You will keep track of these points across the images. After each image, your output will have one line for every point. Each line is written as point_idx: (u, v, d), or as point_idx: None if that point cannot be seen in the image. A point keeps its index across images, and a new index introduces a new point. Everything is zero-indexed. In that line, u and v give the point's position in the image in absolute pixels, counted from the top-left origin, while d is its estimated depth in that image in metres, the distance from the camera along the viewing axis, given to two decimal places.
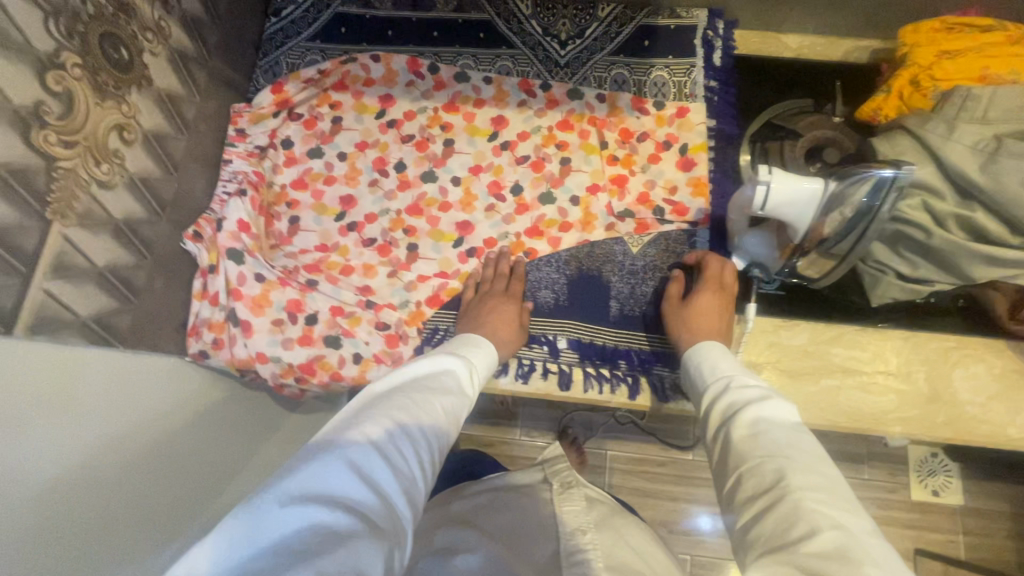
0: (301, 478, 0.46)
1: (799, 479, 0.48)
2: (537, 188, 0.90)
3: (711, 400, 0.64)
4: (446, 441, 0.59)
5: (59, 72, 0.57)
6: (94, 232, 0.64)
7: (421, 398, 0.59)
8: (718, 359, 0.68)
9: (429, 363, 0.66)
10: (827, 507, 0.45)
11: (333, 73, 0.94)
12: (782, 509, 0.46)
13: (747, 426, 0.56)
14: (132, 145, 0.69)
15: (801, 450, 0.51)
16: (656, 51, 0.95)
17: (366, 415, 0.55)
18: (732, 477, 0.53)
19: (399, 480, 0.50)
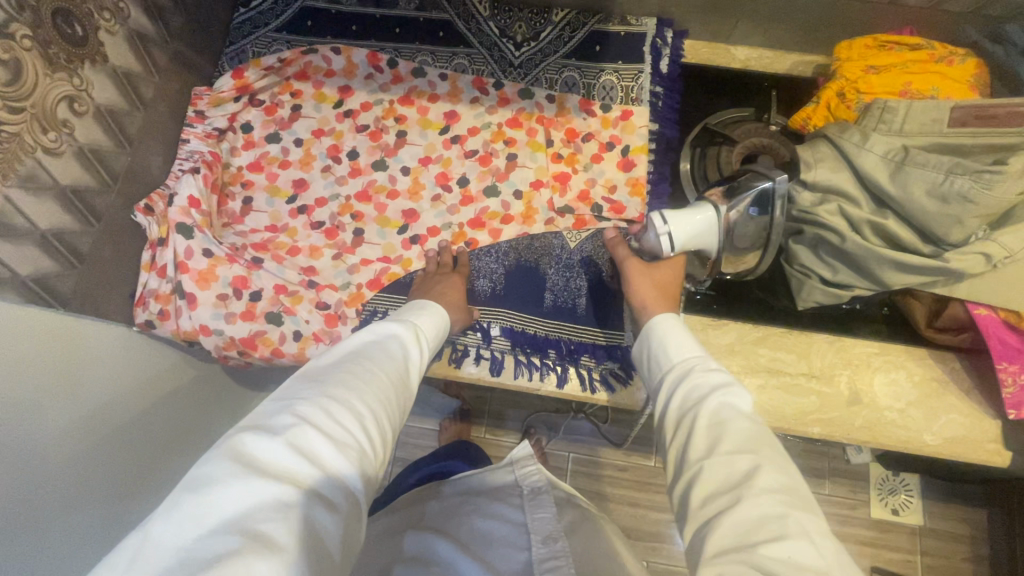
0: (244, 456, 0.44)
1: (765, 478, 0.46)
2: (483, 181, 0.93)
3: (672, 385, 0.61)
4: (400, 404, 0.59)
5: (7, 42, 0.61)
6: (38, 196, 0.68)
7: (369, 367, 0.58)
8: (678, 342, 0.65)
9: (378, 332, 0.65)
10: (790, 507, 0.44)
11: (295, 62, 0.98)
12: (743, 509, 0.45)
13: (709, 418, 0.53)
14: (83, 117, 0.72)
15: (765, 447, 0.50)
16: (606, 56, 0.98)
17: (311, 388, 0.53)
18: (692, 467, 0.51)
19: (350, 451, 0.49)
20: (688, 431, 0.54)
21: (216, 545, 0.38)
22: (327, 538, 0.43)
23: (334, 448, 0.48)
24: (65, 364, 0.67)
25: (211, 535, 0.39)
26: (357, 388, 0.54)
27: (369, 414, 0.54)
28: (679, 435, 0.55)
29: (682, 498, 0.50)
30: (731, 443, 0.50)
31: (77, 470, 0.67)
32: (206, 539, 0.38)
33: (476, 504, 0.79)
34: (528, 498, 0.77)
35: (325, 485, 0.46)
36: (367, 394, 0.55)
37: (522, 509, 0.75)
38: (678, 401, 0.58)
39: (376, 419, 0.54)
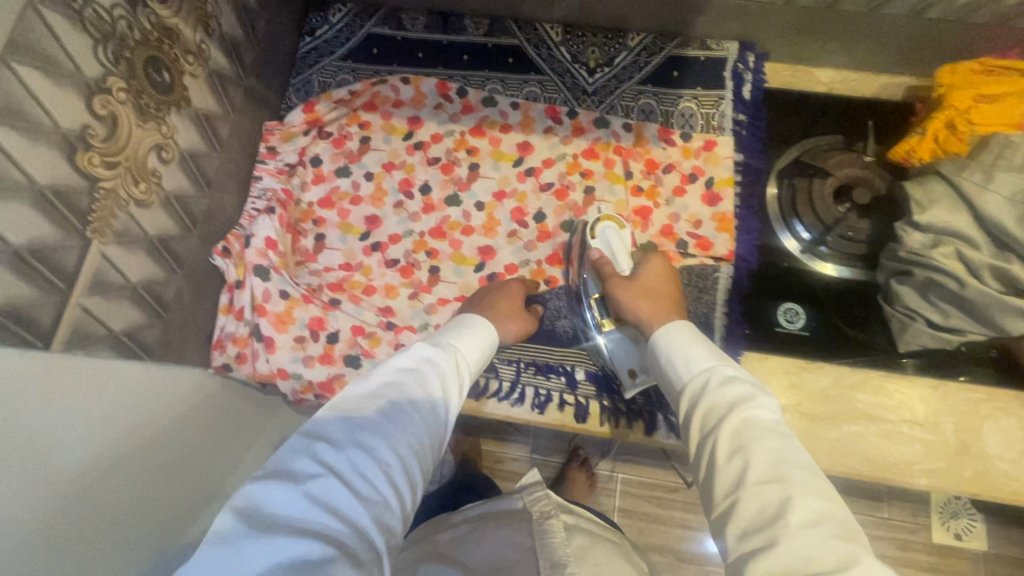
0: (269, 505, 0.43)
1: (798, 512, 0.44)
2: (560, 215, 0.90)
3: (687, 401, 0.58)
4: (433, 442, 0.54)
5: (104, 97, 0.59)
6: (129, 248, 0.66)
7: (400, 404, 0.53)
8: (690, 347, 0.62)
9: (416, 355, 0.59)
10: (815, 534, 0.43)
11: (364, 94, 0.96)
12: (780, 548, 0.43)
13: (728, 447, 0.51)
14: (169, 165, 0.71)
15: (794, 470, 0.48)
16: (684, 82, 0.94)
17: (337, 425, 0.49)
18: (722, 492, 0.49)
19: (373, 507, 0.45)
20: (709, 461, 0.52)
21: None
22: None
23: (355, 505, 0.44)
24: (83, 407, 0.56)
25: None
26: (387, 429, 0.50)
27: (399, 457, 0.49)
28: (709, 455, 0.52)
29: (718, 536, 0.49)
30: (756, 473, 0.48)
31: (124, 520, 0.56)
32: None
33: (495, 523, 0.75)
34: (536, 521, 0.72)
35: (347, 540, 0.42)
36: (395, 438, 0.50)
37: (529, 534, 0.70)
38: (699, 421, 0.55)
39: (406, 462, 0.50)
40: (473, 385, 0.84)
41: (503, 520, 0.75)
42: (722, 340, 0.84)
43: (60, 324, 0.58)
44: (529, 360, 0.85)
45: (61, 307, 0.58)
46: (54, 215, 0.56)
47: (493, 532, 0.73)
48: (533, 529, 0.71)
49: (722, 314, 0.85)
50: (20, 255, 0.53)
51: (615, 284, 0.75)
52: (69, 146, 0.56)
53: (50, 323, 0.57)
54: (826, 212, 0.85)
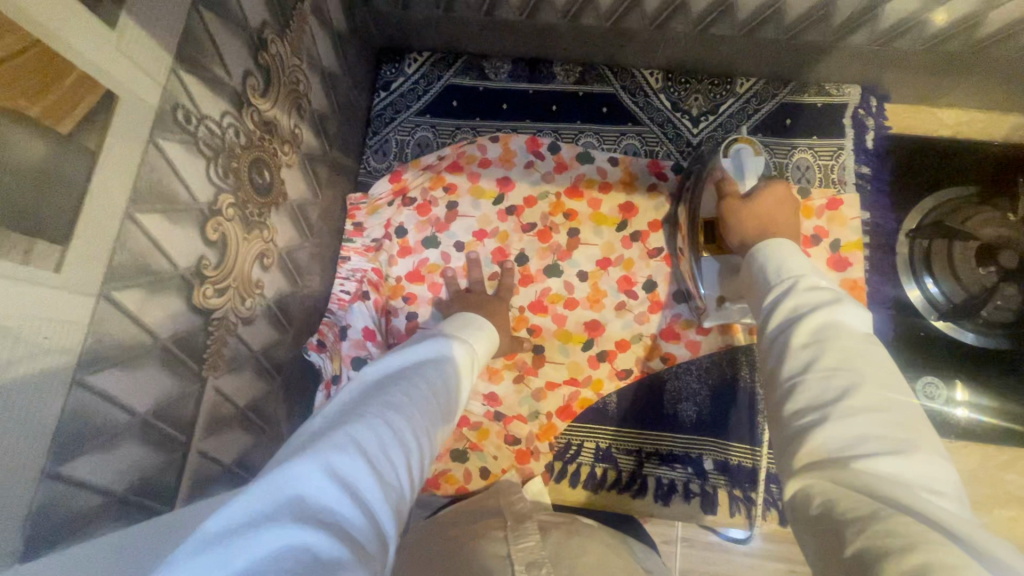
0: (290, 482, 0.35)
1: (867, 397, 0.37)
2: (672, 285, 0.83)
3: (770, 305, 0.50)
4: (438, 434, 0.49)
5: (217, 219, 0.52)
6: (238, 372, 0.60)
7: (416, 392, 0.49)
8: (789, 258, 0.53)
9: (426, 352, 0.57)
10: (887, 424, 0.36)
11: (449, 155, 0.88)
12: (843, 429, 0.36)
13: (812, 334, 0.43)
14: (270, 269, 0.64)
15: (872, 362, 0.40)
16: (799, 130, 0.87)
17: (353, 410, 0.45)
18: (786, 369, 0.43)
19: (389, 493, 0.39)
20: (779, 350, 0.45)
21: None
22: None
23: (376, 485, 0.38)
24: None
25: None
26: (406, 417, 0.46)
27: (416, 447, 0.44)
28: (779, 340, 0.45)
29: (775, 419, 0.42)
30: (828, 356, 0.41)
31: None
32: None
33: (457, 531, 0.55)
34: (510, 527, 0.54)
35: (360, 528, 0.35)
36: (414, 424, 0.46)
37: (502, 541, 0.51)
38: (777, 321, 0.47)
39: (419, 457, 0.45)
40: (590, 476, 0.79)
41: (469, 527, 0.56)
42: None
43: (183, 481, 0.52)
44: (650, 448, 0.79)
45: (184, 460, 0.52)
46: (176, 367, 0.49)
47: (454, 545, 0.51)
48: (507, 533, 0.52)
49: None
50: (147, 422, 0.46)
51: (726, 207, 0.68)
52: (187, 286, 0.49)
53: (174, 482, 0.51)
54: (969, 277, 0.78)
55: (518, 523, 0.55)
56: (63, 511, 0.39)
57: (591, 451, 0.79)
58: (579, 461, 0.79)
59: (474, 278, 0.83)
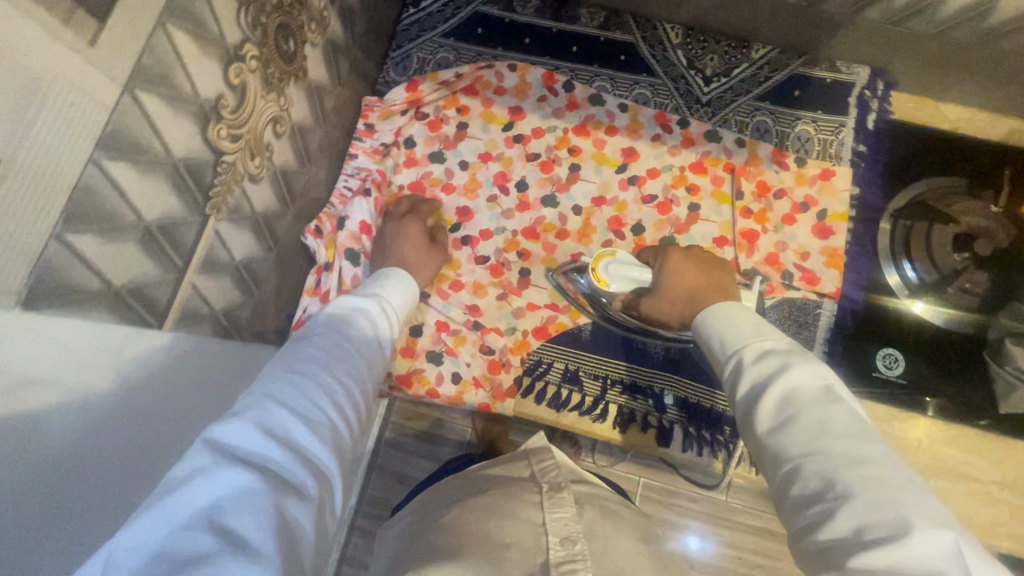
0: (202, 448, 0.39)
1: (841, 478, 0.41)
2: (660, 230, 0.86)
3: (732, 382, 0.55)
4: (364, 378, 0.56)
5: (239, 65, 0.55)
6: (239, 225, 0.63)
7: (337, 347, 0.56)
8: (734, 326, 0.59)
9: (347, 311, 0.62)
10: (872, 504, 0.39)
11: (466, 76, 0.91)
12: (841, 525, 0.39)
13: (774, 416, 0.48)
14: (282, 138, 0.67)
15: (840, 438, 0.44)
16: (804, 103, 0.90)
17: (278, 371, 0.49)
18: (768, 459, 0.47)
19: (321, 434, 0.45)
20: (754, 439, 0.50)
21: (192, 545, 0.33)
22: (300, 533, 0.38)
23: (306, 429, 0.44)
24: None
25: (178, 534, 0.34)
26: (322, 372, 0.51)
27: (338, 391, 0.51)
28: (750, 428, 0.50)
29: (784, 516, 0.45)
30: (796, 441, 0.45)
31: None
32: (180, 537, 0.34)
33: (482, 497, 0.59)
34: (546, 493, 0.58)
35: (292, 467, 0.41)
36: (337, 372, 0.52)
37: (537, 508, 0.56)
38: (741, 401, 0.53)
39: (345, 397, 0.51)
40: (555, 396, 0.82)
41: (500, 490, 0.60)
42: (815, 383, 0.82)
43: (174, 303, 0.55)
44: (617, 376, 0.82)
45: (178, 284, 0.55)
46: (183, 190, 0.52)
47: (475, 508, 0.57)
48: (543, 499, 0.57)
49: (821, 353, 0.82)
50: (150, 231, 0.49)
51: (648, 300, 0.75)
52: (204, 116, 0.52)
53: (167, 300, 0.54)
54: (943, 258, 0.82)
55: (553, 489, 0.60)
56: (67, 277, 0.42)
57: (560, 371, 0.83)
58: (547, 379, 0.83)
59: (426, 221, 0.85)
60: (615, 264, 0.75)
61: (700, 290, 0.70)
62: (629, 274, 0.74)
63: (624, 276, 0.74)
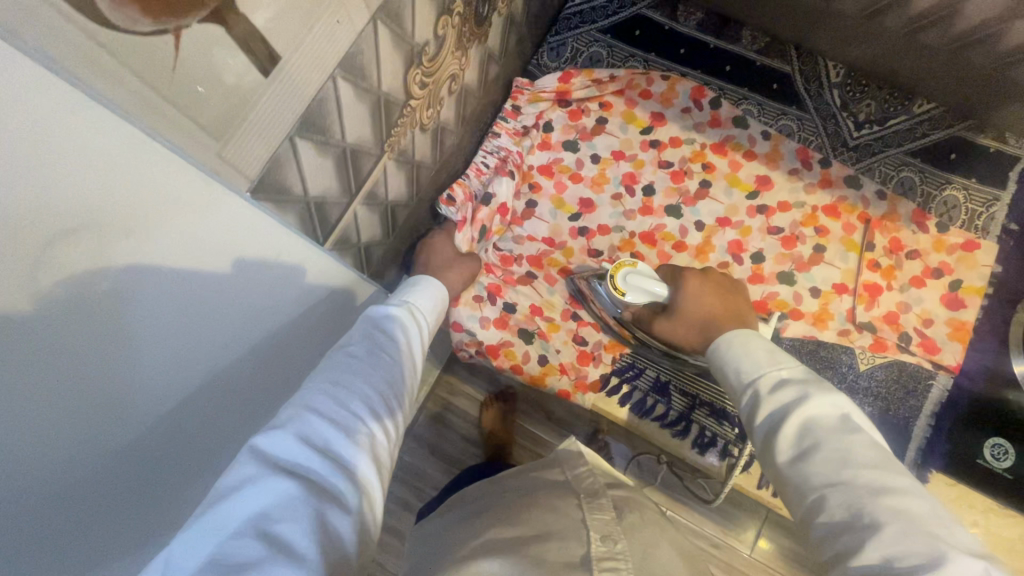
0: (246, 457, 0.39)
1: (870, 506, 0.42)
2: (780, 264, 0.85)
3: (749, 409, 0.55)
4: (407, 381, 0.54)
5: (447, 19, 0.58)
6: (400, 168, 0.66)
7: (374, 346, 0.54)
8: (749, 354, 0.58)
9: (391, 306, 0.61)
10: (903, 532, 0.39)
11: (619, 77, 0.92)
12: (873, 555, 0.39)
13: (795, 443, 0.48)
14: (452, 95, 0.70)
15: (865, 468, 0.44)
16: (959, 168, 0.86)
17: (318, 372, 0.49)
18: (794, 495, 0.47)
19: (358, 442, 0.44)
20: (777, 471, 0.49)
21: (238, 556, 0.33)
22: (341, 544, 0.38)
23: (344, 437, 0.43)
24: (241, 298, 0.46)
25: (224, 549, 0.34)
26: (357, 371, 0.49)
27: (377, 395, 0.49)
28: (773, 461, 0.49)
29: (811, 548, 0.45)
30: (819, 470, 0.45)
31: (170, 447, 0.43)
32: (224, 548, 0.34)
33: (526, 497, 0.63)
34: (585, 497, 0.62)
35: (331, 473, 0.40)
36: (375, 375, 0.50)
37: (577, 507, 0.60)
38: (762, 426, 0.52)
39: (384, 401, 0.49)
40: (640, 403, 0.82)
41: (538, 491, 0.65)
42: (914, 461, 0.78)
43: (339, 225, 0.58)
44: (705, 398, 0.82)
45: (347, 208, 0.59)
46: (378, 124, 0.56)
47: (531, 505, 0.61)
48: (582, 502, 0.61)
49: (925, 426, 0.79)
50: (346, 154, 0.53)
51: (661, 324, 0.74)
52: (411, 59, 0.56)
53: (336, 221, 0.58)
54: None
55: (592, 495, 0.63)
56: (282, 178, 0.45)
57: (649, 380, 0.83)
58: (635, 385, 0.83)
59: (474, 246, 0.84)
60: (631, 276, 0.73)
61: (718, 316, 0.69)
62: (644, 286, 0.73)
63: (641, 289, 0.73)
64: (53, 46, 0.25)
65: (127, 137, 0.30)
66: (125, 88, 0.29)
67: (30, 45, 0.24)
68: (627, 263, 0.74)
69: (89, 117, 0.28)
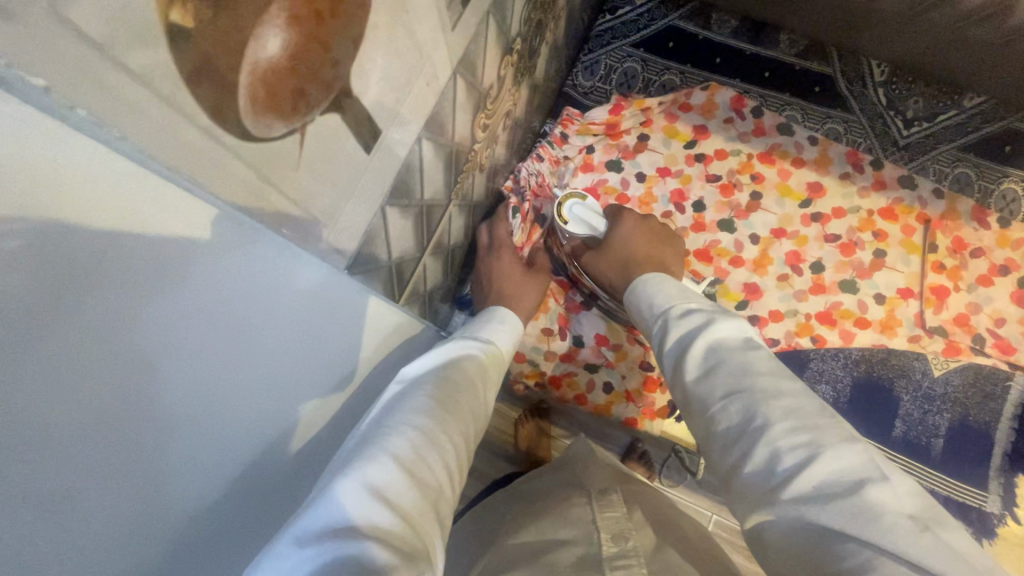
0: (308, 510, 0.32)
1: (764, 407, 0.39)
2: (841, 272, 0.83)
3: (657, 343, 0.51)
4: (474, 428, 0.47)
5: (508, 59, 0.56)
6: (461, 211, 0.64)
7: (445, 382, 0.47)
8: (662, 290, 0.55)
9: (458, 341, 0.54)
10: (785, 426, 0.38)
11: (667, 98, 0.89)
12: (760, 457, 0.37)
13: (700, 362, 0.45)
14: (505, 131, 0.68)
15: (761, 375, 0.42)
16: (1016, 160, 0.84)
17: (389, 408, 0.42)
18: (699, 417, 0.43)
19: (427, 499, 0.36)
20: (684, 393, 0.45)
21: None
22: None
23: (416, 487, 0.36)
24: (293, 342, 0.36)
25: None
26: (439, 408, 0.43)
27: (450, 445, 0.41)
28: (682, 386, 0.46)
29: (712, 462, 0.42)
30: (719, 386, 0.43)
31: None
32: None
33: (539, 504, 0.63)
34: (593, 496, 0.61)
35: (408, 536, 0.33)
36: (448, 420, 0.43)
37: (585, 506, 0.59)
38: (668, 355, 0.49)
39: (454, 452, 0.42)
40: None
41: (549, 497, 0.64)
42: (1000, 466, 0.76)
43: (412, 279, 0.56)
44: None
45: (419, 262, 0.57)
46: (449, 175, 0.54)
47: (538, 517, 0.59)
48: (590, 501, 0.60)
49: (1008, 429, 0.77)
50: (423, 211, 0.51)
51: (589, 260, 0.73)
52: (479, 106, 0.54)
53: (410, 276, 0.55)
54: None
55: (602, 493, 0.62)
56: (373, 248, 0.43)
57: None
58: None
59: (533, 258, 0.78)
60: (573, 206, 0.73)
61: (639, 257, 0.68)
62: (584, 217, 0.73)
63: (580, 221, 0.73)
64: (160, 147, 0.21)
65: (204, 237, 0.27)
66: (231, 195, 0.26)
67: (149, 156, 0.21)
68: (579, 194, 0.75)
69: (176, 227, 0.25)
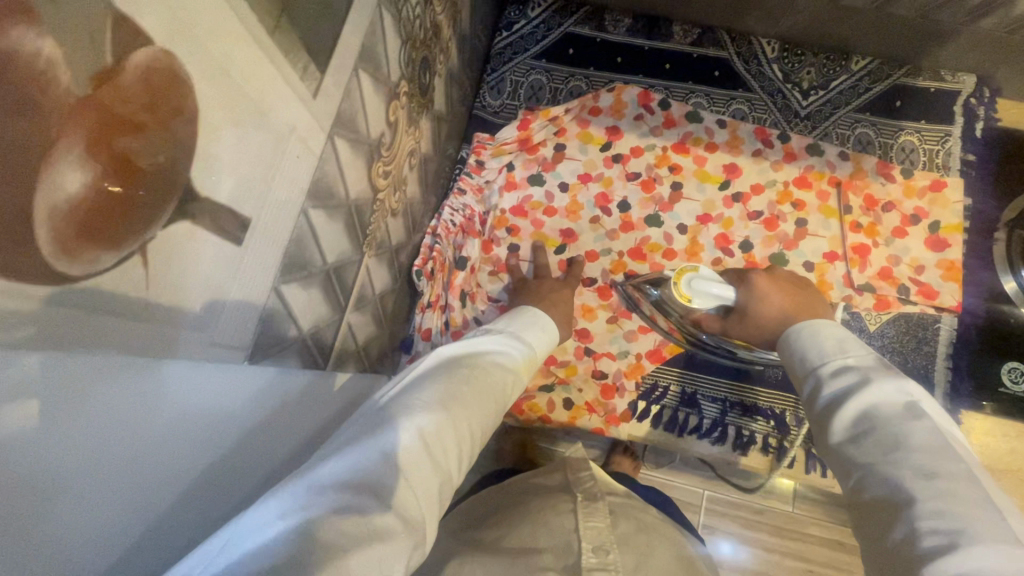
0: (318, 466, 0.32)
1: (922, 486, 0.35)
2: (769, 247, 0.85)
3: (811, 389, 0.49)
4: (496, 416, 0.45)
5: (396, 102, 0.55)
6: (381, 260, 0.63)
7: (481, 368, 0.46)
8: (817, 341, 0.52)
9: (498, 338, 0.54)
10: (937, 507, 0.34)
11: (575, 107, 0.90)
12: (904, 531, 0.35)
13: (851, 417, 0.42)
14: (413, 170, 0.67)
15: (917, 442, 0.38)
16: (907, 113, 0.88)
17: (419, 379, 0.42)
18: (845, 470, 0.41)
19: (436, 472, 0.35)
20: (824, 434, 0.44)
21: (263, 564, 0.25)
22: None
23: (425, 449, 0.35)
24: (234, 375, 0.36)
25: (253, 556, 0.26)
26: (466, 385, 0.43)
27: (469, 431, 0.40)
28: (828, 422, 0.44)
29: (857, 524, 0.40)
30: (867, 451, 0.40)
31: None
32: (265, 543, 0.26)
33: (524, 505, 0.59)
34: (580, 502, 0.58)
35: (409, 504, 0.32)
36: (475, 404, 0.42)
37: (570, 515, 0.55)
38: (824, 402, 0.46)
39: (473, 439, 0.41)
40: (673, 421, 0.81)
41: (535, 497, 0.61)
42: (945, 405, 0.80)
43: (336, 342, 0.54)
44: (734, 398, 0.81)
45: (339, 324, 0.54)
46: (354, 231, 0.52)
47: (524, 515, 0.56)
48: (576, 507, 0.57)
49: (945, 369, 0.81)
50: (330, 276, 0.49)
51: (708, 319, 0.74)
52: (371, 155, 0.52)
53: (332, 341, 0.53)
54: None
55: (589, 498, 0.59)
56: (277, 329, 0.41)
57: (676, 394, 0.82)
58: (663, 403, 0.82)
59: (539, 263, 0.84)
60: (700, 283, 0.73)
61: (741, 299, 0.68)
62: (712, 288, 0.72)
63: (716, 295, 0.72)
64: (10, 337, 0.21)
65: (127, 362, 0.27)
66: (57, 336, 0.23)
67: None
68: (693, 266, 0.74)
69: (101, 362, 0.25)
